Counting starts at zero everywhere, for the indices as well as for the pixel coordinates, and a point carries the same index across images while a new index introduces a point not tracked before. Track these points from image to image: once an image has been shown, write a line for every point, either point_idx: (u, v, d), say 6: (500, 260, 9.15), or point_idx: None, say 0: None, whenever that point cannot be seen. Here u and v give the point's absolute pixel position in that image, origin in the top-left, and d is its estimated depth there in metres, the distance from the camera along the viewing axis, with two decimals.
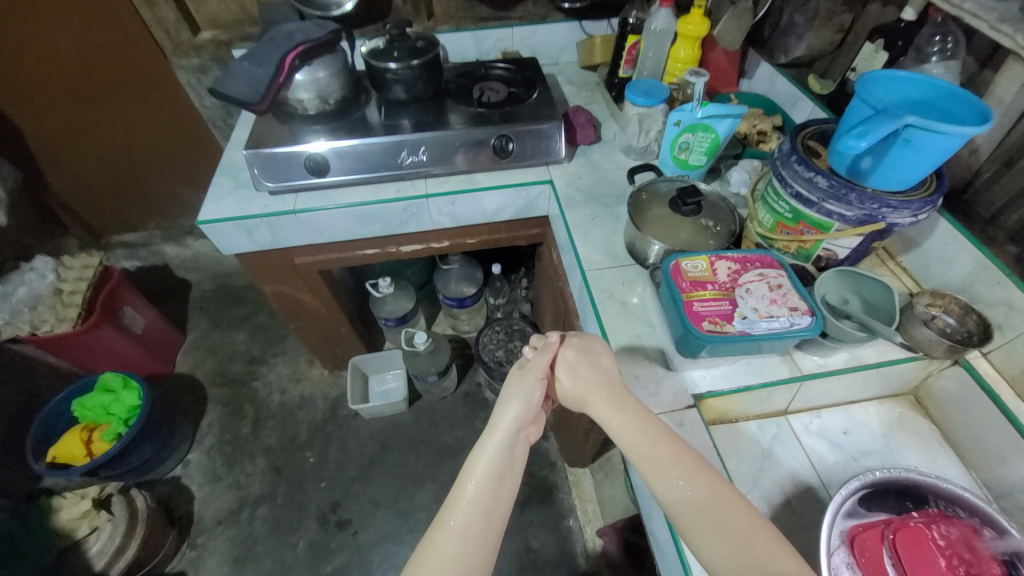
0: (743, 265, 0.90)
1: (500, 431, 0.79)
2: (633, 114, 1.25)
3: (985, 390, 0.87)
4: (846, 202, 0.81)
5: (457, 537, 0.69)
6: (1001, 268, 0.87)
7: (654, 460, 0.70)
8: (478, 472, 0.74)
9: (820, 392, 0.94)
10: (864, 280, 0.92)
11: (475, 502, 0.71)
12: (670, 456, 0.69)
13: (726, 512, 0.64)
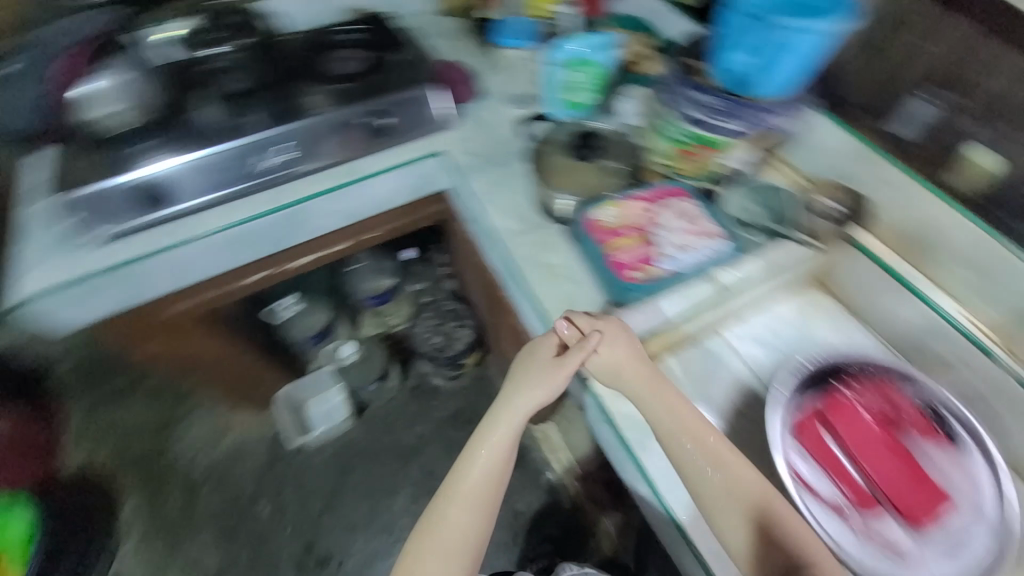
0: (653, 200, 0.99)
1: (512, 412, 0.88)
2: (513, 57, 1.30)
3: (870, 259, 0.97)
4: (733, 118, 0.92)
5: (466, 505, 0.84)
6: (871, 147, 0.97)
7: (699, 450, 0.78)
8: (491, 439, 0.88)
9: (741, 301, 0.97)
10: (762, 191, 1.00)
11: (485, 469, 0.86)
12: (716, 448, 0.78)
13: (760, 495, 0.75)
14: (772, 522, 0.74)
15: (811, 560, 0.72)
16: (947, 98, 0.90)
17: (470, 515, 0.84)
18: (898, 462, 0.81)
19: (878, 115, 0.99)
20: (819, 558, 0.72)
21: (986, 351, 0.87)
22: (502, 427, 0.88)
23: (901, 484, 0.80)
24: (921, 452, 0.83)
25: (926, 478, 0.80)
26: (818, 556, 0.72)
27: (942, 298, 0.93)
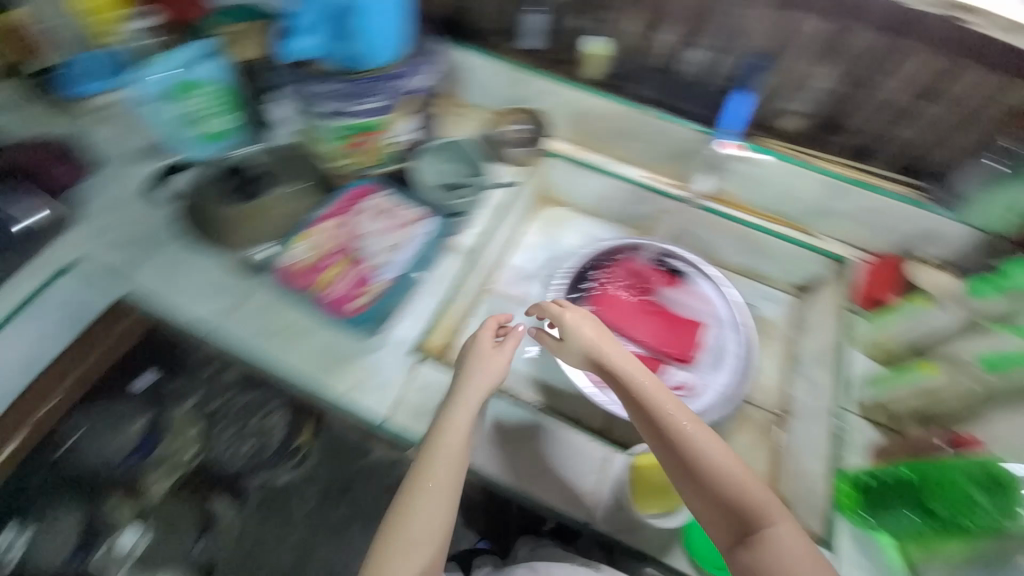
0: (347, 204, 0.91)
1: (474, 382, 0.74)
2: (104, 101, 0.97)
3: (567, 162, 1.07)
4: (371, 92, 0.87)
5: (432, 499, 0.66)
6: (517, 69, 1.02)
7: (669, 416, 0.67)
8: (462, 410, 0.71)
9: (492, 254, 1.02)
10: (445, 147, 0.99)
11: (445, 455, 0.68)
12: (682, 411, 0.68)
13: (711, 450, 0.65)
14: (708, 474, 0.64)
15: (750, 511, 0.63)
16: (544, 2, 0.96)
17: (433, 514, 0.66)
18: (660, 321, 0.96)
19: (509, 35, 1.02)
20: (756, 502, 0.63)
21: (668, 195, 1.04)
22: (476, 386, 0.74)
23: (669, 335, 0.95)
24: (675, 300, 0.99)
25: (683, 320, 0.96)
26: (755, 500, 0.63)
27: (629, 168, 1.08)
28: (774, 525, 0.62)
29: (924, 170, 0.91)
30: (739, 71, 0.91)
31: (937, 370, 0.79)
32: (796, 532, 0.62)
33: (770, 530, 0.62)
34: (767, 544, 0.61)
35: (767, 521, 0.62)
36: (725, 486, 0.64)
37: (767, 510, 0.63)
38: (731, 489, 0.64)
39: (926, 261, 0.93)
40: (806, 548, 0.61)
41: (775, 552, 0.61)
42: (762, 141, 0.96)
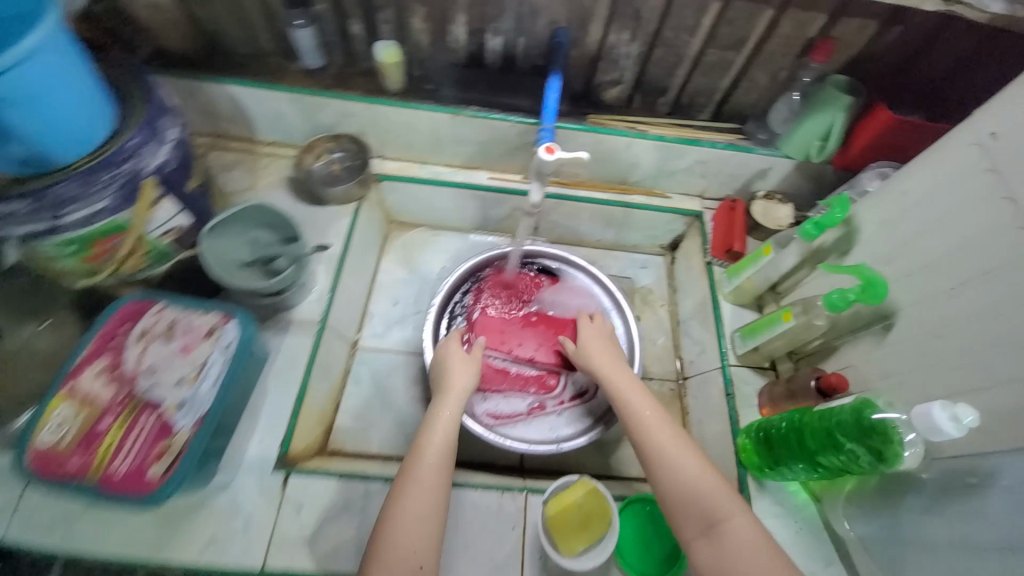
0: (118, 322, 0.60)
1: (458, 385, 0.70)
2: None
3: (403, 181, 0.98)
4: (75, 199, 0.55)
5: (423, 500, 0.57)
6: (306, 94, 0.86)
7: (632, 403, 0.67)
8: (445, 409, 0.67)
9: (350, 308, 0.91)
10: (243, 213, 0.74)
11: (431, 456, 0.61)
12: (641, 397, 0.68)
13: (663, 434, 0.62)
14: (659, 459, 0.60)
15: (704, 502, 0.56)
16: (310, 14, 0.81)
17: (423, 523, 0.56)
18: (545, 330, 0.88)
19: (290, 54, 0.89)
20: (710, 487, 0.57)
21: (514, 192, 0.98)
22: (458, 387, 0.70)
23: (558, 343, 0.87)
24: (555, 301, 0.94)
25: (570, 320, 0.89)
26: (704, 489, 0.57)
27: (475, 172, 1.00)
28: (730, 518, 0.55)
29: (742, 113, 0.92)
30: (546, 54, 0.85)
31: (793, 319, 0.72)
32: (755, 529, 0.54)
33: (724, 526, 0.55)
34: (723, 540, 0.54)
35: (722, 512, 0.55)
36: (678, 472, 0.59)
37: (722, 498, 0.56)
38: (683, 476, 0.58)
39: (770, 196, 0.95)
40: (766, 549, 0.53)
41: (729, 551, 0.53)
42: (594, 118, 0.91)
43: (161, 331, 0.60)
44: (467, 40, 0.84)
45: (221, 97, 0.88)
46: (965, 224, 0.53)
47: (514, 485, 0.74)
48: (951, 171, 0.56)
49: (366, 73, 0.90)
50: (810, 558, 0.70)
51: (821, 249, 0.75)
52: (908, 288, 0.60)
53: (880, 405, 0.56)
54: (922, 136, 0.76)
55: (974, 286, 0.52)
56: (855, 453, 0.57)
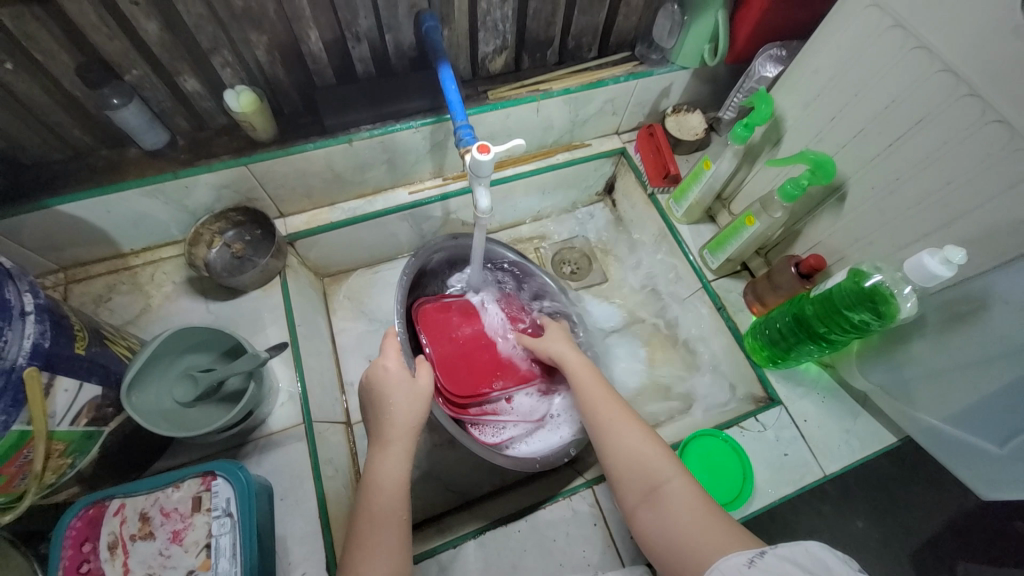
0: (77, 547, 0.47)
1: (396, 408, 0.59)
2: None
3: (320, 232, 0.87)
4: None
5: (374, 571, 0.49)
6: (165, 179, 0.71)
7: (583, 383, 0.64)
8: (387, 454, 0.57)
9: (327, 388, 0.81)
10: (166, 342, 0.61)
11: (381, 512, 0.52)
12: (589, 376, 0.65)
13: (608, 408, 0.60)
14: (603, 434, 0.58)
15: (644, 465, 0.54)
16: (125, 87, 0.65)
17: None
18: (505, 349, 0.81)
19: (123, 141, 0.72)
20: (651, 453, 0.54)
21: (442, 198, 0.91)
22: (399, 414, 0.59)
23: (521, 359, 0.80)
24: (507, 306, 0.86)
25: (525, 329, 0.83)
26: (645, 456, 0.54)
27: (393, 193, 0.91)
28: (669, 480, 0.52)
29: (628, 40, 0.90)
30: (419, 44, 0.76)
31: (757, 221, 0.74)
32: (695, 490, 0.51)
33: (663, 491, 0.51)
34: (662, 505, 0.50)
35: (663, 475, 0.52)
36: (623, 443, 0.56)
37: (661, 460, 0.53)
38: (627, 446, 0.55)
39: (677, 109, 0.96)
40: (706, 508, 0.49)
41: (666, 515, 0.49)
42: (495, 94, 0.84)
43: (137, 531, 0.48)
44: (328, 57, 0.73)
45: (55, 224, 0.70)
46: (889, 80, 0.57)
47: (577, 485, 0.72)
48: (858, 35, 0.58)
49: (224, 132, 0.76)
50: (842, 418, 0.77)
51: (753, 144, 0.78)
52: (852, 157, 0.63)
53: (868, 269, 0.61)
54: (797, 7, 0.79)
55: (915, 134, 0.56)
56: (861, 320, 0.61)
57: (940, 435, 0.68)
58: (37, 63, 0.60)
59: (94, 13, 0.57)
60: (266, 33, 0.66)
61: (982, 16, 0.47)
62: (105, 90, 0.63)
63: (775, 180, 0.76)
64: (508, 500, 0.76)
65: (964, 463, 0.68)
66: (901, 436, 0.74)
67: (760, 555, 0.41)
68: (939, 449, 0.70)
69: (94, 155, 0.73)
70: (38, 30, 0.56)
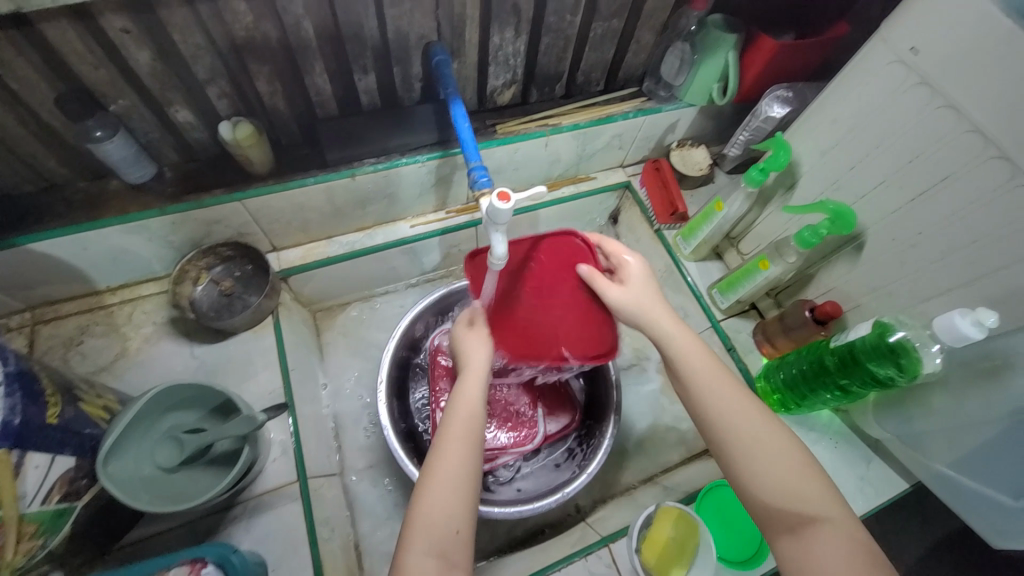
0: None
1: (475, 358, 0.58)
2: None
3: (316, 266, 0.83)
4: None
5: (453, 461, 0.48)
6: (152, 215, 0.65)
7: (692, 367, 0.51)
8: (477, 358, 0.58)
9: (322, 437, 0.76)
10: (155, 399, 0.55)
11: (462, 436, 0.50)
12: (699, 362, 0.52)
13: (749, 421, 0.48)
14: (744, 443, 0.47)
15: (793, 489, 0.44)
16: (109, 118, 0.59)
17: (460, 482, 0.47)
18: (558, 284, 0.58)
19: (103, 173, 0.66)
20: (799, 476, 0.45)
21: (446, 231, 0.88)
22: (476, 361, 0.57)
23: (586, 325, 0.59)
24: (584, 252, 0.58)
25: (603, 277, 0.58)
26: (795, 487, 0.44)
27: (394, 226, 0.87)
28: (830, 515, 0.43)
29: (636, 75, 0.89)
30: (428, 76, 0.73)
31: (772, 265, 0.73)
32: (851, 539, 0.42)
33: (818, 532, 0.42)
34: (820, 544, 0.42)
35: (821, 506, 0.44)
36: (762, 476, 0.45)
37: (816, 490, 0.44)
38: (764, 474, 0.45)
39: (682, 144, 0.96)
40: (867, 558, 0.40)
41: (825, 556, 0.41)
42: (503, 127, 0.82)
43: None
44: (331, 88, 0.69)
45: (23, 263, 0.63)
46: (911, 136, 0.56)
47: (592, 542, 0.68)
48: (880, 88, 0.58)
49: (216, 163, 0.71)
50: (856, 464, 0.75)
51: (765, 188, 0.77)
52: (870, 207, 0.63)
53: (891, 323, 0.61)
54: (805, 53, 0.79)
55: (940, 190, 0.55)
56: (885, 375, 0.60)
57: (951, 483, 0.66)
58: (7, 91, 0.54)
59: (80, 42, 0.52)
60: (268, 64, 0.62)
61: (1008, 84, 0.47)
62: (88, 122, 0.57)
63: (789, 224, 0.75)
64: (517, 556, 0.72)
65: (971, 510, 0.66)
66: (914, 484, 0.73)
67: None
68: (949, 495, 0.68)
69: (69, 188, 0.66)
70: (16, 60, 0.51)
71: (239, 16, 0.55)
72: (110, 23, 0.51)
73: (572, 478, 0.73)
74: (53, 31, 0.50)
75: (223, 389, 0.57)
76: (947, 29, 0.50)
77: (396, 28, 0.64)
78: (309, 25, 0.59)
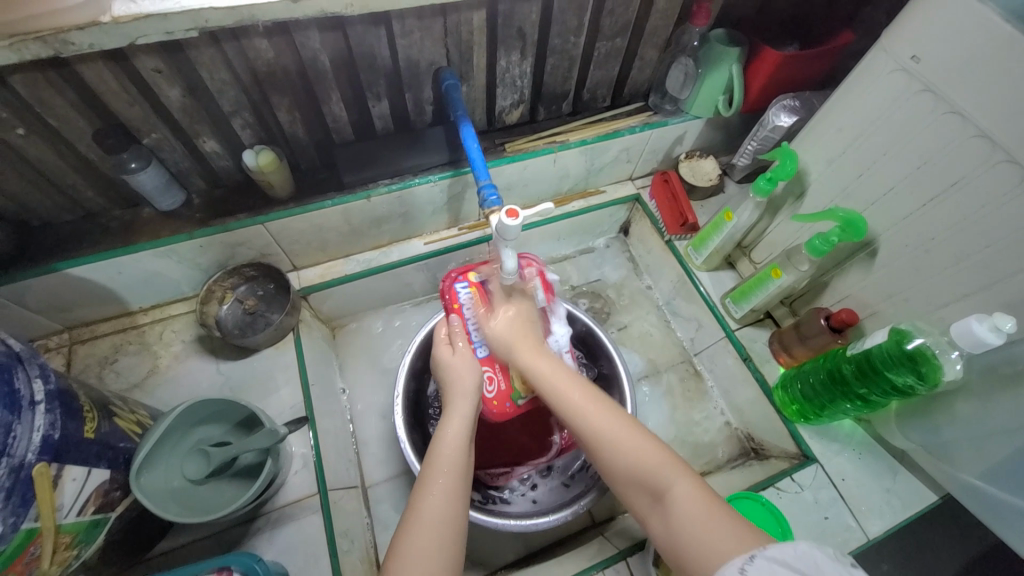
0: None
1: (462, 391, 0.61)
2: None
3: (334, 284, 0.86)
4: None
5: (433, 510, 0.49)
6: (181, 239, 0.69)
7: (542, 374, 0.59)
8: (454, 419, 0.58)
9: (341, 451, 0.78)
10: (183, 413, 0.58)
11: (443, 475, 0.52)
12: (558, 377, 0.58)
13: (599, 417, 0.53)
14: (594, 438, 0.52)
15: (640, 466, 0.48)
16: (143, 150, 0.64)
17: (435, 561, 0.46)
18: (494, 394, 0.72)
19: (137, 201, 0.71)
20: (645, 454, 0.49)
21: (459, 248, 0.90)
22: (460, 397, 0.60)
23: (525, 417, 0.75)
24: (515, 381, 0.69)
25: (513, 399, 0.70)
26: (642, 458, 0.49)
27: (409, 243, 0.90)
28: (674, 483, 0.46)
29: (641, 90, 0.91)
30: (438, 100, 0.76)
31: (784, 274, 0.73)
32: (700, 492, 0.45)
33: (674, 493, 0.46)
34: (672, 510, 0.45)
35: (665, 475, 0.47)
36: (619, 460, 0.49)
37: (660, 463, 0.48)
38: (620, 462, 0.50)
39: (690, 155, 0.96)
40: (712, 509, 0.43)
41: (675, 520, 0.44)
42: (512, 146, 0.85)
43: None
44: (347, 115, 0.72)
45: (63, 287, 0.68)
46: (919, 141, 0.56)
47: (609, 556, 0.67)
48: (885, 95, 0.58)
49: (241, 189, 0.75)
50: (881, 476, 0.73)
51: (775, 197, 0.78)
52: (881, 214, 0.63)
53: (909, 329, 0.60)
54: (810, 62, 0.80)
55: (951, 195, 0.55)
56: (904, 383, 0.59)
57: (981, 495, 0.64)
58: (51, 128, 0.59)
59: (116, 82, 0.56)
60: (288, 95, 0.65)
61: (1013, 88, 0.46)
62: (124, 154, 0.62)
63: (800, 233, 0.75)
64: (533, 570, 0.72)
65: (1004, 525, 0.63)
66: (944, 497, 0.71)
67: (750, 560, 0.37)
68: (980, 509, 0.65)
69: (106, 216, 0.71)
70: (59, 100, 0.56)
71: (261, 53, 0.59)
72: (143, 64, 0.55)
73: (587, 492, 0.73)
74: (92, 72, 0.54)
75: (247, 405, 0.60)
76: (946, 36, 0.50)
77: (406, 57, 0.67)
78: (325, 58, 0.62)
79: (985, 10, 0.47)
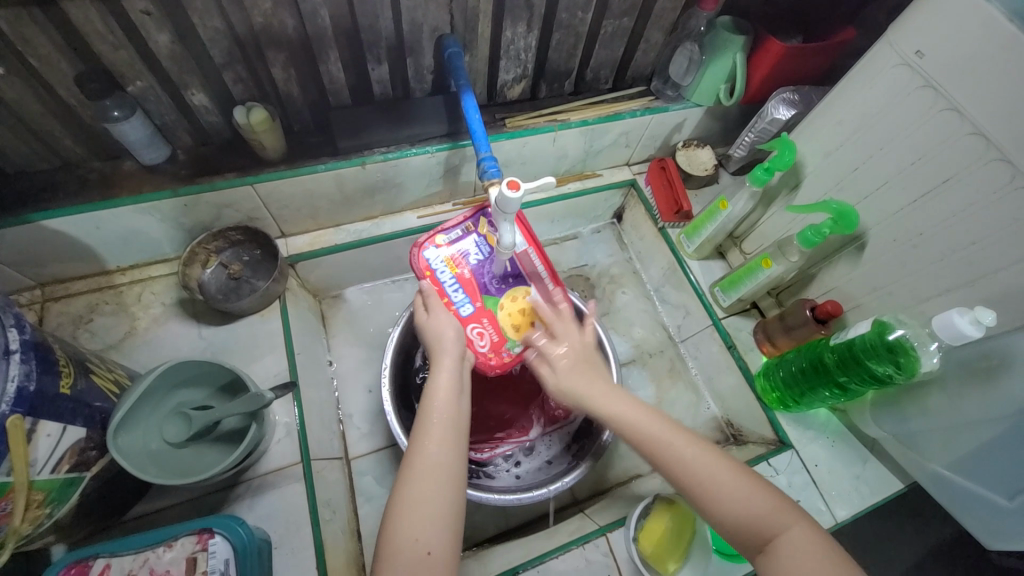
0: None
1: (448, 346, 0.60)
2: None
3: (323, 254, 0.84)
4: None
5: (430, 467, 0.50)
6: (166, 196, 0.66)
7: (624, 421, 0.55)
8: (442, 372, 0.57)
9: (325, 422, 0.77)
10: (165, 375, 0.56)
11: (438, 428, 0.52)
12: (646, 417, 0.54)
13: (694, 458, 0.51)
14: (696, 480, 0.50)
15: (747, 512, 0.48)
16: (127, 99, 0.60)
17: (431, 513, 0.47)
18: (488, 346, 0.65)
19: (118, 153, 0.67)
20: (756, 502, 0.48)
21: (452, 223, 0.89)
22: (447, 351, 0.59)
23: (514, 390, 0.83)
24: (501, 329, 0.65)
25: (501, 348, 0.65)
26: (751, 504, 0.48)
27: (401, 216, 0.88)
28: (787, 529, 0.46)
29: (645, 74, 0.90)
30: (439, 68, 0.74)
31: (774, 264, 0.74)
32: (816, 536, 0.46)
33: (784, 540, 0.46)
34: (785, 557, 0.45)
35: (775, 522, 0.47)
36: (724, 505, 0.48)
37: (773, 510, 0.47)
38: (723, 505, 0.48)
39: (688, 144, 0.97)
40: (828, 559, 0.44)
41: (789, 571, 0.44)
42: (512, 121, 0.83)
43: None
44: (345, 77, 0.70)
45: (37, 239, 0.64)
46: (916, 138, 0.57)
47: (590, 531, 0.68)
48: (886, 90, 0.59)
49: (229, 148, 0.72)
50: (852, 463, 0.76)
51: (770, 188, 0.78)
52: (873, 208, 0.64)
53: (891, 322, 0.62)
54: (812, 56, 0.80)
55: (942, 192, 0.56)
56: (883, 372, 0.61)
57: (945, 483, 0.67)
58: (28, 68, 0.55)
59: (101, 21, 0.53)
60: (284, 51, 0.63)
61: (1013, 88, 0.48)
62: (106, 101, 0.58)
63: (792, 224, 0.76)
64: (514, 543, 0.73)
65: (965, 511, 0.67)
66: (911, 484, 0.74)
67: None
68: (943, 496, 0.69)
69: (84, 167, 0.67)
70: (37, 37, 0.52)
71: (259, 2, 0.56)
72: (131, 4, 0.52)
73: (570, 469, 0.74)
74: (74, 8, 0.51)
75: (232, 368, 0.58)
76: (952, 34, 0.51)
77: (410, 19, 0.65)
78: (326, 14, 0.60)
79: (991, 8, 0.47)
